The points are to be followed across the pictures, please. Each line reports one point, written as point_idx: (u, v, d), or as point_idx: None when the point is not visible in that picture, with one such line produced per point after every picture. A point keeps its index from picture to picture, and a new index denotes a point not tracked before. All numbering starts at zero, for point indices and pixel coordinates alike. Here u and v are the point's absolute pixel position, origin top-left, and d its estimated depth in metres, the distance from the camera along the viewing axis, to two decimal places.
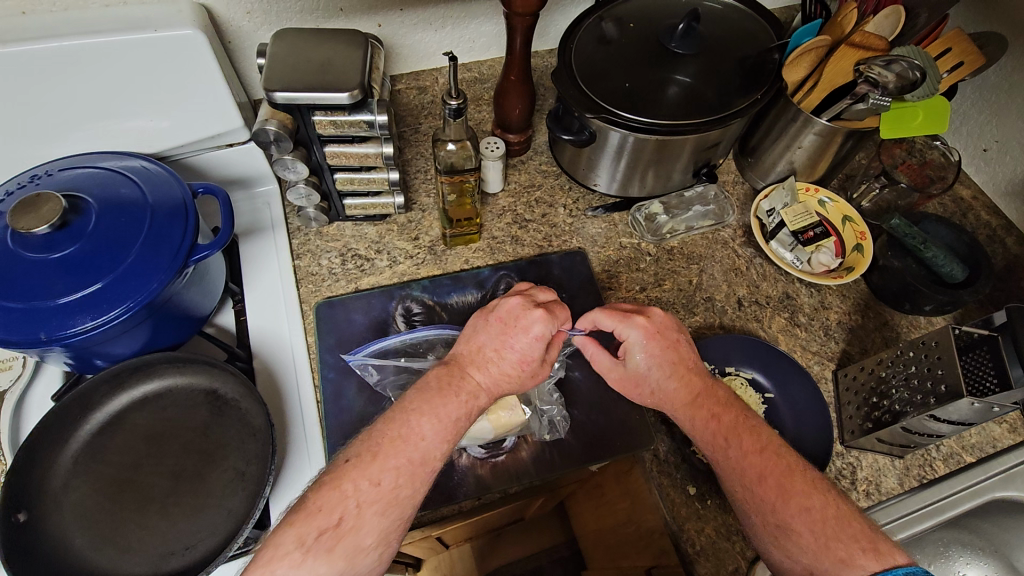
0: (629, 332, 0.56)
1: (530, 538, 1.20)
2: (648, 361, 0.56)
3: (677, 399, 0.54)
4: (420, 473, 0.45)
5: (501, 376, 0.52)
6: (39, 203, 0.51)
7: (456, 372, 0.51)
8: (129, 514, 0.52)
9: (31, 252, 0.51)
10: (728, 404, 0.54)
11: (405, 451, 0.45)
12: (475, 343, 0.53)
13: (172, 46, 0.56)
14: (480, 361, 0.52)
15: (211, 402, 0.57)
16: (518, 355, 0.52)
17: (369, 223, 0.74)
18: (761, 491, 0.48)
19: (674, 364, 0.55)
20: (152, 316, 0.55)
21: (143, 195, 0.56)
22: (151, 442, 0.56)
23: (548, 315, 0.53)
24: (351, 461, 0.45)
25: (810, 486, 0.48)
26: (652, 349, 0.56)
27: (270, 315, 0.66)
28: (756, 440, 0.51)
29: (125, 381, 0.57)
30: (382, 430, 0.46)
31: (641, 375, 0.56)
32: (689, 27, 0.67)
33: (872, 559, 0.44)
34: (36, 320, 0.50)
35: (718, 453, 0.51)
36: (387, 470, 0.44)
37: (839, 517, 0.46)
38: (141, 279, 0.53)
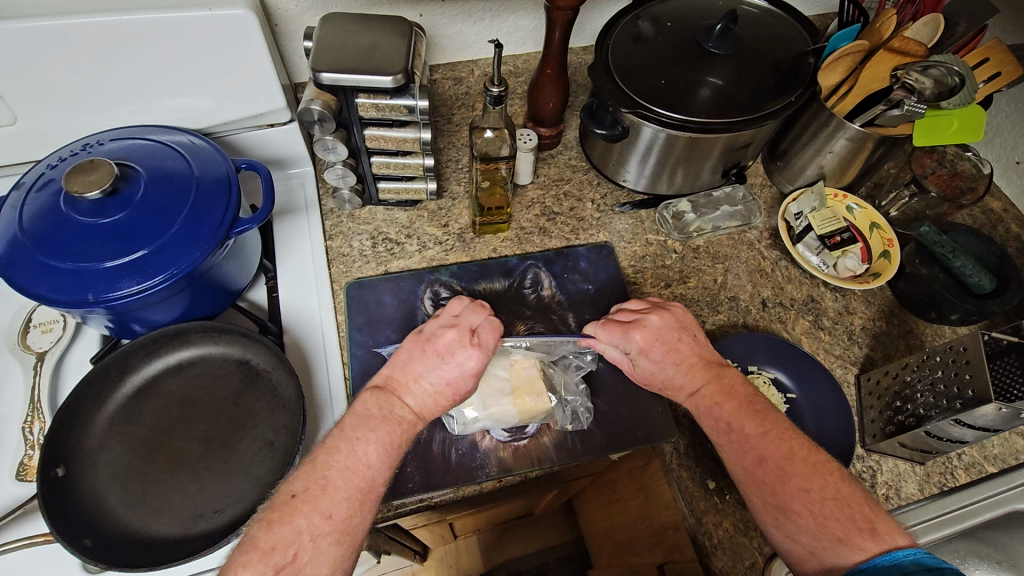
0: (631, 341, 0.57)
1: (538, 533, 1.20)
2: (653, 362, 0.56)
3: (682, 392, 0.55)
4: (366, 499, 0.46)
5: (432, 406, 0.52)
6: (92, 169, 0.53)
7: (391, 400, 0.51)
8: (161, 475, 0.54)
9: (82, 216, 0.53)
10: (734, 389, 0.53)
11: (351, 481, 0.45)
12: (410, 374, 0.52)
13: (223, 25, 0.58)
14: (413, 391, 0.52)
15: (244, 372, 0.59)
16: (451, 389, 0.52)
17: (401, 209, 0.75)
18: (761, 474, 0.48)
19: (680, 362, 0.56)
20: (191, 286, 0.57)
21: (188, 168, 0.58)
22: (184, 408, 0.57)
23: (479, 351, 0.53)
24: (298, 495, 0.44)
25: (812, 469, 0.47)
26: (655, 347, 0.56)
27: (302, 294, 0.67)
28: (759, 423, 0.50)
29: (162, 348, 0.58)
30: (327, 462, 0.46)
31: (650, 375, 0.57)
32: (726, 27, 0.68)
33: (869, 540, 0.43)
34: (84, 282, 0.52)
35: (726, 442, 0.51)
36: (337, 501, 0.44)
37: (838, 499, 0.46)
38: (182, 250, 0.54)
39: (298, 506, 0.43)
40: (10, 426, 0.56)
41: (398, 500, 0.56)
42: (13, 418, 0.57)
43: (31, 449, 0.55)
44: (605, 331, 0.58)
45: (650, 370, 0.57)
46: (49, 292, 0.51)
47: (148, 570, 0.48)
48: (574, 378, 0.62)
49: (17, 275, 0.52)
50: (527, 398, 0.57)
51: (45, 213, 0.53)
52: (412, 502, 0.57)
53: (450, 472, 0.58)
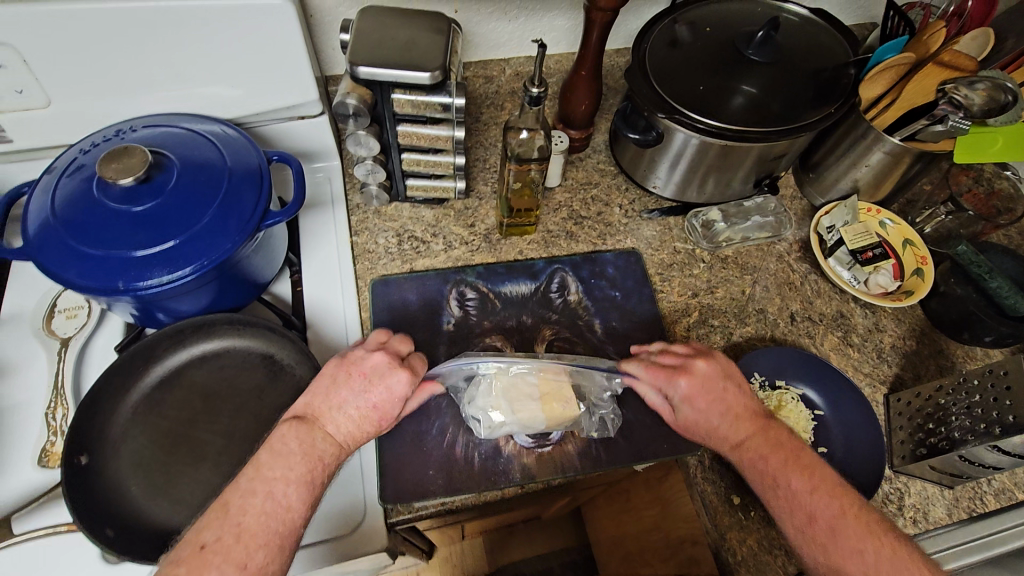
0: (675, 388, 0.56)
1: (544, 536, 1.20)
2: (695, 412, 0.55)
3: (725, 443, 0.54)
4: (284, 543, 0.43)
5: (356, 434, 0.50)
6: (126, 156, 0.53)
7: (312, 433, 0.49)
8: (183, 468, 0.53)
9: (113, 202, 0.53)
10: (781, 443, 0.52)
11: (266, 524, 0.43)
12: (335, 401, 0.50)
13: (260, 15, 0.58)
14: (337, 420, 0.50)
15: (268, 366, 0.58)
16: (378, 412, 0.51)
17: (427, 207, 0.74)
18: (810, 534, 0.47)
19: (725, 412, 0.55)
20: (219, 278, 0.56)
21: (222, 158, 0.57)
22: (207, 401, 0.57)
23: (409, 376, 0.53)
24: (208, 545, 0.41)
25: (864, 529, 0.46)
26: (701, 393, 0.55)
27: (327, 289, 0.67)
28: (807, 479, 0.49)
29: (186, 339, 0.58)
30: (242, 504, 0.43)
31: (692, 424, 0.56)
32: (767, 35, 0.67)
33: None
34: (114, 270, 0.51)
35: (774, 498, 0.50)
36: (256, 548, 0.42)
37: (892, 559, 0.45)
38: (211, 240, 0.54)
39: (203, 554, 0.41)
40: (33, 411, 0.56)
41: (421, 502, 0.56)
42: (36, 404, 0.56)
43: (54, 436, 0.55)
44: (648, 372, 0.58)
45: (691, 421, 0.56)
46: (78, 278, 0.51)
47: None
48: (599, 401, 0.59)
49: (47, 259, 0.51)
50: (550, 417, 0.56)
51: (75, 198, 0.53)
52: (433, 506, 0.56)
53: (473, 476, 0.57)
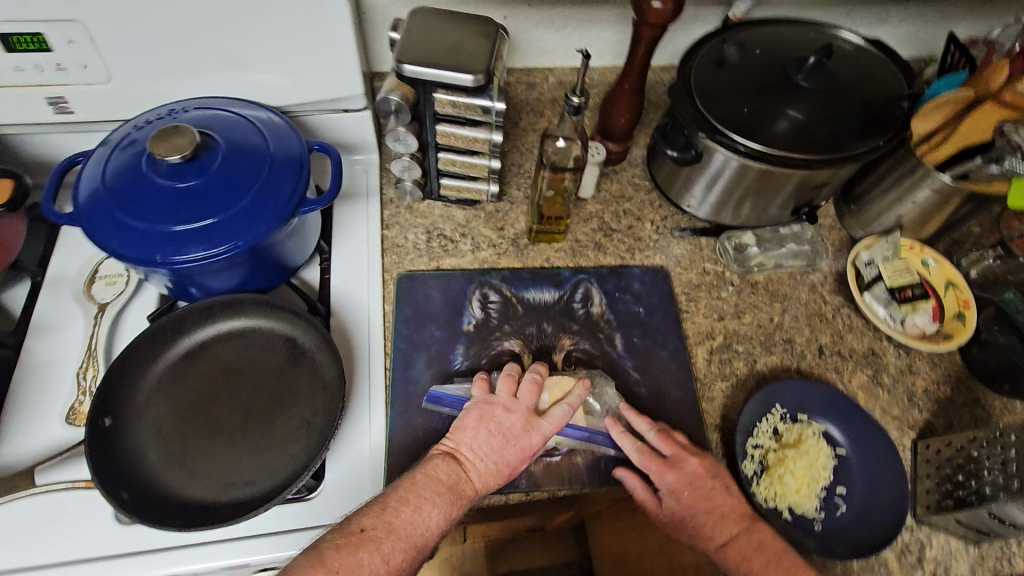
0: (662, 483, 0.55)
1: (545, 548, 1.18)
2: (674, 519, 0.55)
3: (709, 542, 0.54)
4: (418, 556, 0.47)
5: (490, 482, 0.53)
6: (176, 134, 0.55)
7: (459, 472, 0.52)
8: (200, 439, 0.55)
9: (160, 178, 0.55)
10: (765, 546, 0.53)
11: (410, 536, 0.47)
12: (466, 442, 0.54)
13: (314, 8, 0.59)
14: (476, 460, 0.53)
15: (290, 349, 0.59)
16: (511, 463, 0.54)
17: (459, 207, 0.75)
18: None
19: (709, 513, 0.54)
20: (252, 259, 0.58)
21: (266, 144, 0.59)
22: (229, 377, 0.58)
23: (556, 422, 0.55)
24: (366, 530, 0.46)
25: None
26: (676, 497, 0.55)
27: (354, 278, 0.68)
28: None
29: (215, 315, 0.60)
30: (395, 508, 0.48)
31: (679, 520, 0.55)
32: (819, 61, 0.65)
33: None
34: (153, 243, 0.53)
35: None
36: (396, 546, 0.46)
37: None
38: (247, 223, 0.55)
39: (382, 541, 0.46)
40: (67, 370, 0.58)
41: None
42: (70, 363, 0.59)
43: (82, 395, 0.57)
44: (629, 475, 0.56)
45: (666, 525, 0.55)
46: (120, 247, 0.53)
47: (175, 531, 0.49)
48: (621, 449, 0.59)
49: (93, 226, 0.54)
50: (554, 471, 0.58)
51: (125, 171, 0.55)
52: None
53: None
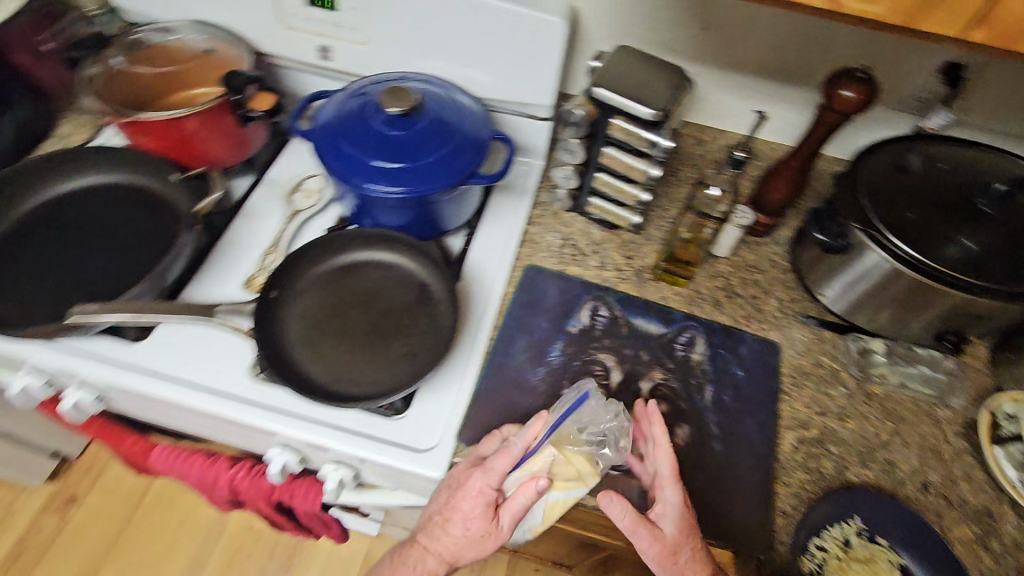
0: (666, 491, 0.55)
1: None
2: (664, 541, 0.54)
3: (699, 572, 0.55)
4: None
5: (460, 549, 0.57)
6: (401, 93, 0.67)
7: (424, 542, 0.58)
8: (330, 334, 0.65)
9: (377, 122, 0.67)
10: None
11: None
12: (428, 514, 0.59)
13: (540, 26, 0.71)
14: (437, 534, 0.57)
15: (421, 292, 0.68)
16: (477, 525, 0.55)
17: (598, 227, 0.81)
18: None
19: (686, 540, 0.55)
20: (418, 208, 0.68)
21: (462, 123, 0.70)
22: (368, 295, 0.68)
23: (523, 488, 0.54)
24: None
25: None
26: (670, 518, 0.55)
27: (490, 256, 0.76)
28: None
29: (375, 244, 0.70)
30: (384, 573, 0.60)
31: (670, 544, 0.54)
32: (1008, 190, 0.63)
33: None
34: (354, 168, 0.65)
35: None
36: None
37: None
38: (425, 178, 0.66)
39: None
40: (256, 249, 0.73)
41: None
42: (261, 245, 0.73)
43: (259, 271, 0.71)
44: (624, 508, 0.53)
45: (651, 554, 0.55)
46: (331, 163, 0.66)
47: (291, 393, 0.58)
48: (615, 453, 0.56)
49: (318, 142, 0.67)
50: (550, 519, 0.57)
51: (355, 109, 0.69)
52: None
53: None
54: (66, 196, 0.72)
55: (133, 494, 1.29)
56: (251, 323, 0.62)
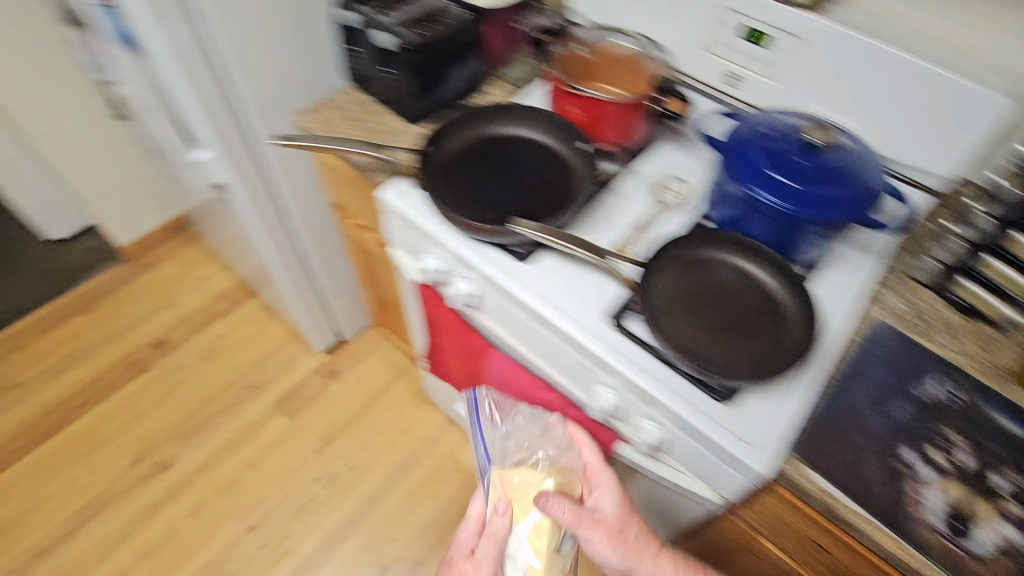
0: (602, 482, 0.75)
1: None
2: (610, 521, 0.71)
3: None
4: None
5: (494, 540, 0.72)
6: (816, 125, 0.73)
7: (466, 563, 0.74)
8: (688, 309, 0.71)
9: (783, 143, 0.74)
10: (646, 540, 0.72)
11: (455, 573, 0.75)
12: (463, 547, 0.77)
13: (975, 98, 0.71)
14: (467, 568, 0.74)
15: (773, 307, 0.71)
16: (501, 529, 0.72)
17: (955, 312, 0.74)
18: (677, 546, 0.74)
19: (628, 544, 0.70)
20: (789, 226, 0.73)
21: (862, 167, 0.73)
22: (723, 290, 0.73)
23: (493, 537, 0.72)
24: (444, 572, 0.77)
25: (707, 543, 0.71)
26: (609, 499, 0.73)
27: (835, 297, 0.75)
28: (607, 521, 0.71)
29: (739, 248, 0.75)
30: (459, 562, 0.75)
31: (607, 536, 0.69)
32: None
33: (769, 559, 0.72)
34: (750, 174, 0.73)
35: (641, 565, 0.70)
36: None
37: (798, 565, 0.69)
38: (815, 205, 0.70)
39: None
40: (626, 222, 0.83)
41: (817, 476, 0.61)
42: (631, 220, 0.83)
43: (627, 241, 0.80)
44: (563, 504, 0.68)
45: (598, 541, 0.69)
46: (730, 165, 0.75)
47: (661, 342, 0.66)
48: (562, 464, 0.78)
49: (722, 145, 0.77)
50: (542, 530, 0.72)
51: (763, 128, 0.77)
52: (817, 489, 0.61)
53: (874, 501, 0.59)
54: (489, 137, 0.89)
55: (375, 390, 1.53)
56: (638, 276, 0.72)
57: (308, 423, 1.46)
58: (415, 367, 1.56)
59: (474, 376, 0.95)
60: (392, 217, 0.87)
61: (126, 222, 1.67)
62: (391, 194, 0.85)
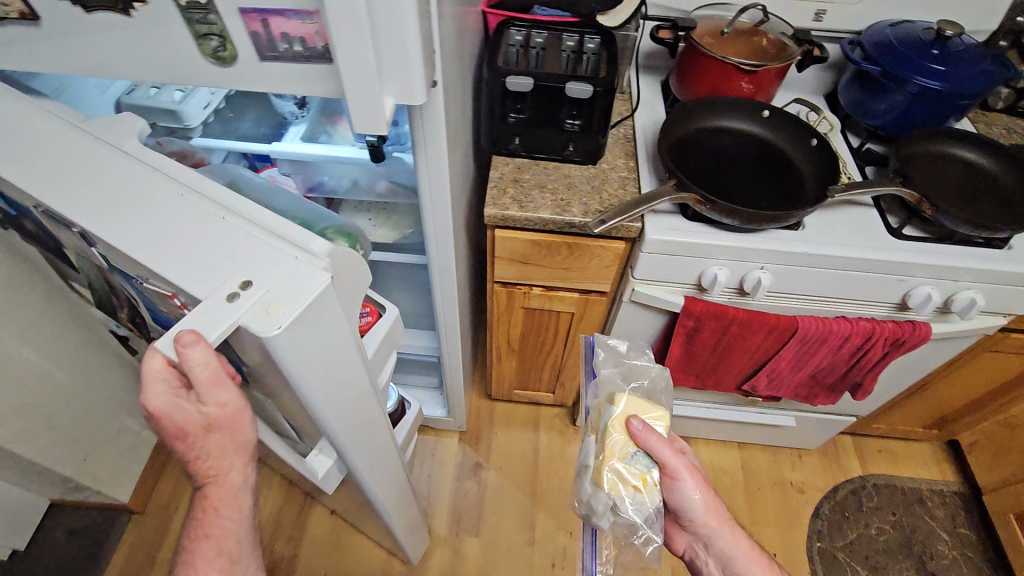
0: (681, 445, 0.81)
1: (914, 459, 1.51)
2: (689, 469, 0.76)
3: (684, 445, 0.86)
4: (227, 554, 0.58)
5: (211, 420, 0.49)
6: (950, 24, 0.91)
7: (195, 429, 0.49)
8: (942, 199, 0.87)
9: (924, 45, 0.93)
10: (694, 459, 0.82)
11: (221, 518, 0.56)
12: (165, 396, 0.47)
13: None
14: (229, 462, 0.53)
15: (969, 172, 0.92)
16: (202, 414, 0.48)
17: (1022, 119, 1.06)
18: (719, 336, 0.95)
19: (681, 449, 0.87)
20: (941, 102, 0.92)
21: (982, 53, 0.93)
22: (942, 183, 0.90)
23: (203, 381, 0.46)
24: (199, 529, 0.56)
25: (725, 329, 0.93)
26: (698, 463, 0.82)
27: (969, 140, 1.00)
28: (692, 340, 0.98)
29: (920, 140, 0.94)
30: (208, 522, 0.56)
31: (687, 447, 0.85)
32: None
33: (756, 319, 0.91)
34: (911, 67, 0.91)
35: (700, 340, 0.97)
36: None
37: (737, 322, 0.92)
38: (962, 82, 0.90)
39: (225, 447, 0.51)
40: None
41: None
42: None
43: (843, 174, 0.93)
44: (656, 433, 0.73)
45: (676, 472, 0.74)
46: (892, 65, 0.92)
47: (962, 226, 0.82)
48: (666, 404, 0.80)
49: (883, 57, 0.93)
50: (638, 409, 0.75)
51: (898, 39, 0.95)
52: None
53: None
54: (687, 131, 0.92)
55: (527, 452, 1.45)
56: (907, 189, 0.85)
57: (500, 527, 1.33)
58: (544, 412, 1.51)
59: (696, 340, 0.98)
60: (654, 255, 0.85)
61: (122, 472, 1.21)
62: (655, 232, 0.83)
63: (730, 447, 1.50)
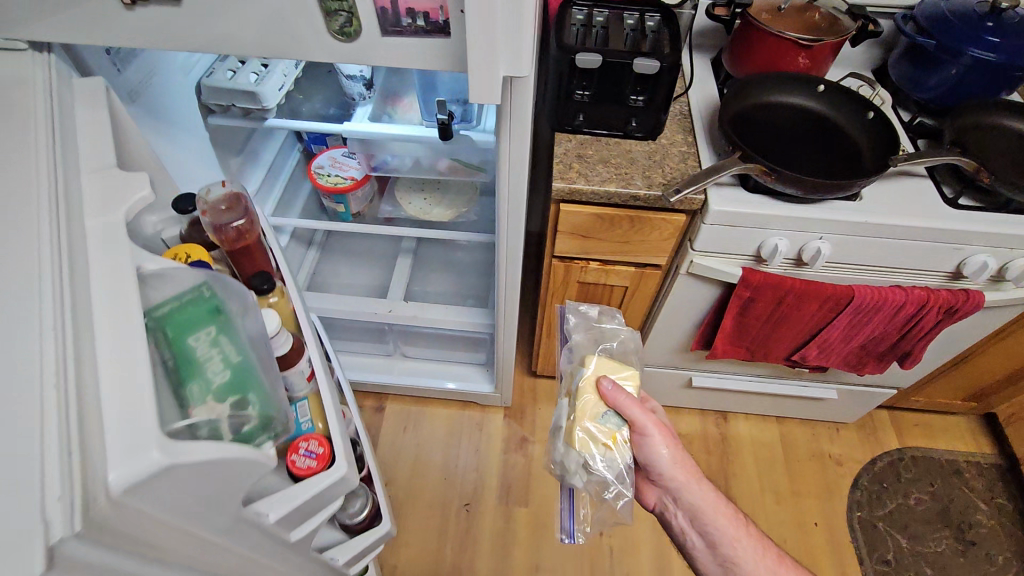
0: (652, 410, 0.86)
1: (950, 432, 1.54)
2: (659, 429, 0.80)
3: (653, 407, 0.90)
4: None
5: None
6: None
7: None
8: (997, 169, 0.89)
9: (979, 16, 0.93)
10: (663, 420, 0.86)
11: None
12: None
13: None
14: None
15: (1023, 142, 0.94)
16: None
17: None
18: (774, 307, 0.99)
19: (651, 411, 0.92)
20: (994, 73, 0.93)
21: None
22: (996, 154, 0.92)
23: None
24: None
25: (780, 299, 0.97)
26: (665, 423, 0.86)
27: None
28: (746, 311, 1.01)
29: (971, 112, 0.95)
30: None
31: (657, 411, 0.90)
32: None
33: (812, 289, 0.94)
34: (964, 38, 0.92)
35: (753, 311, 1.00)
36: None
37: (792, 292, 0.95)
38: (1021, 52, 0.90)
39: None
40: None
41: None
42: None
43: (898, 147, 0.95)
44: (625, 393, 0.78)
45: (644, 432, 0.78)
46: (944, 37, 0.94)
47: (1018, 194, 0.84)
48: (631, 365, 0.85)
49: (936, 30, 0.95)
50: (607, 370, 0.80)
51: (952, 11, 0.95)
52: None
53: None
54: (746, 107, 0.94)
55: None
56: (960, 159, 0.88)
57: (547, 498, 1.38)
58: None
59: (750, 311, 1.01)
60: (715, 227, 0.89)
61: None
62: (718, 203, 0.86)
63: (768, 421, 1.54)
